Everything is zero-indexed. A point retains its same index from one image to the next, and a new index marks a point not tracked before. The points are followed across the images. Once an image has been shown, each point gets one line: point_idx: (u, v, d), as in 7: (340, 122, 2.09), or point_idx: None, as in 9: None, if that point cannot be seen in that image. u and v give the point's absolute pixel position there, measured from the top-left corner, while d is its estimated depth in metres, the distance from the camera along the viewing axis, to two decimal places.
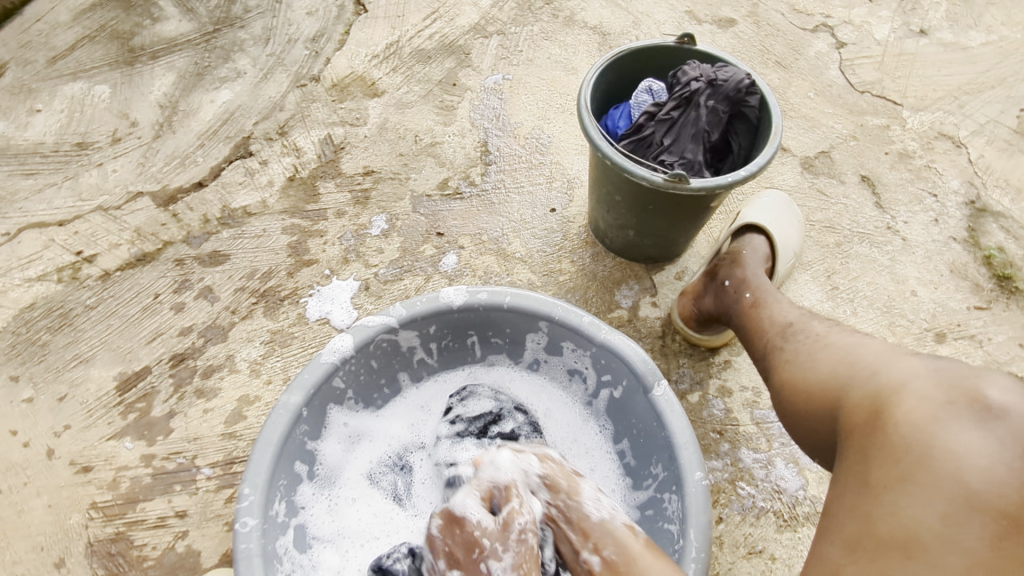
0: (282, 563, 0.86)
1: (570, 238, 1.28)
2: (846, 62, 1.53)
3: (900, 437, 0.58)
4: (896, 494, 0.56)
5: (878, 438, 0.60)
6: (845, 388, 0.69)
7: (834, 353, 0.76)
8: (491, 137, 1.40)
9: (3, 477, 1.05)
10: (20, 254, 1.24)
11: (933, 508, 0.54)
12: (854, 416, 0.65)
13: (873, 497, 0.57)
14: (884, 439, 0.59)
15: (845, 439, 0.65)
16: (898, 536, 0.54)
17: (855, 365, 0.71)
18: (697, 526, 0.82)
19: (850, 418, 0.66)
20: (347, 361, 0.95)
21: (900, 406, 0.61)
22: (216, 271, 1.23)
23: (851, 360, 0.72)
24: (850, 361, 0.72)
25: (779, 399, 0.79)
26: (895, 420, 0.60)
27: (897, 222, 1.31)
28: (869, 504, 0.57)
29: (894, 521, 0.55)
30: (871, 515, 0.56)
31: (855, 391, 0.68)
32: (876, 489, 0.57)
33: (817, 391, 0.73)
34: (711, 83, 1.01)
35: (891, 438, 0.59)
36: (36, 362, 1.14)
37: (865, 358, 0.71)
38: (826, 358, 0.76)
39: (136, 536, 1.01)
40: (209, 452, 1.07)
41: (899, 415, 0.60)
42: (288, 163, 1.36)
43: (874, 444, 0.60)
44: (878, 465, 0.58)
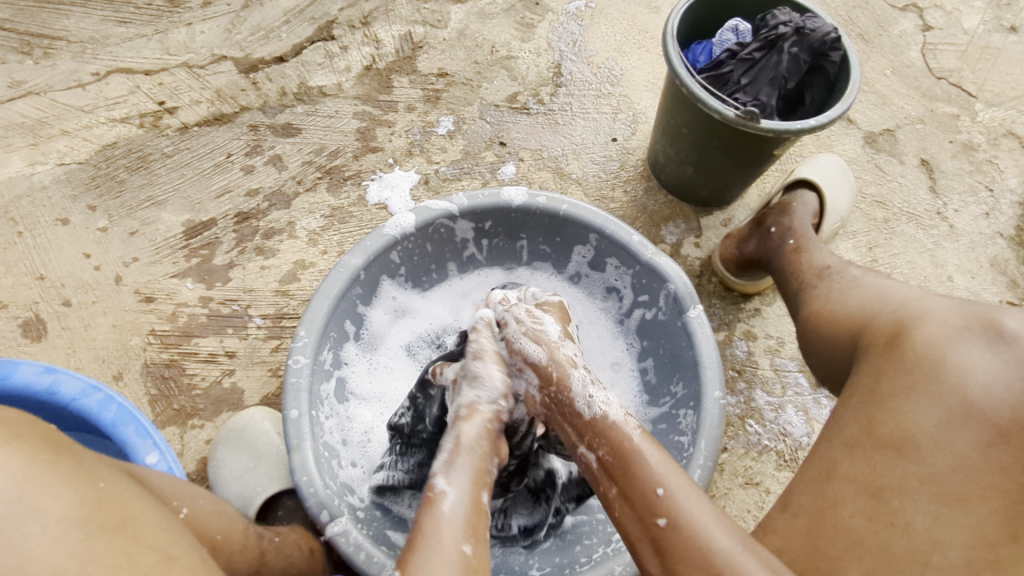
0: (323, 404, 0.93)
1: (626, 169, 1.32)
2: (928, 46, 1.50)
3: (915, 354, 0.63)
4: (899, 401, 0.61)
5: (895, 355, 0.65)
6: (871, 318, 0.74)
7: (863, 290, 0.80)
8: (566, 61, 1.41)
9: (75, 293, 1.13)
10: (107, 95, 1.30)
11: (932, 415, 0.59)
12: (874, 339, 0.70)
13: (878, 403, 0.62)
14: (901, 355, 0.64)
15: (861, 358, 0.69)
16: (895, 437, 0.59)
17: (882, 301, 0.76)
18: (707, 437, 0.88)
19: (870, 340, 0.71)
20: (406, 237, 1.01)
21: (919, 328, 0.65)
22: (287, 142, 1.29)
23: (879, 297, 0.77)
24: (878, 297, 0.77)
25: (805, 327, 0.84)
26: (913, 340, 0.64)
27: (947, 210, 1.32)
28: (875, 408, 0.62)
29: (894, 423, 0.60)
30: (875, 418, 0.61)
31: (879, 320, 0.72)
32: (883, 396, 0.62)
33: (843, 321, 0.78)
34: (799, 31, 1.03)
35: (906, 355, 0.64)
36: (113, 197, 1.22)
37: (892, 296, 0.76)
38: (855, 293, 0.81)
39: (188, 365, 1.10)
40: (261, 305, 1.15)
41: (917, 336, 0.65)
42: (367, 53, 1.38)
43: (889, 361, 0.65)
44: (891, 377, 0.63)
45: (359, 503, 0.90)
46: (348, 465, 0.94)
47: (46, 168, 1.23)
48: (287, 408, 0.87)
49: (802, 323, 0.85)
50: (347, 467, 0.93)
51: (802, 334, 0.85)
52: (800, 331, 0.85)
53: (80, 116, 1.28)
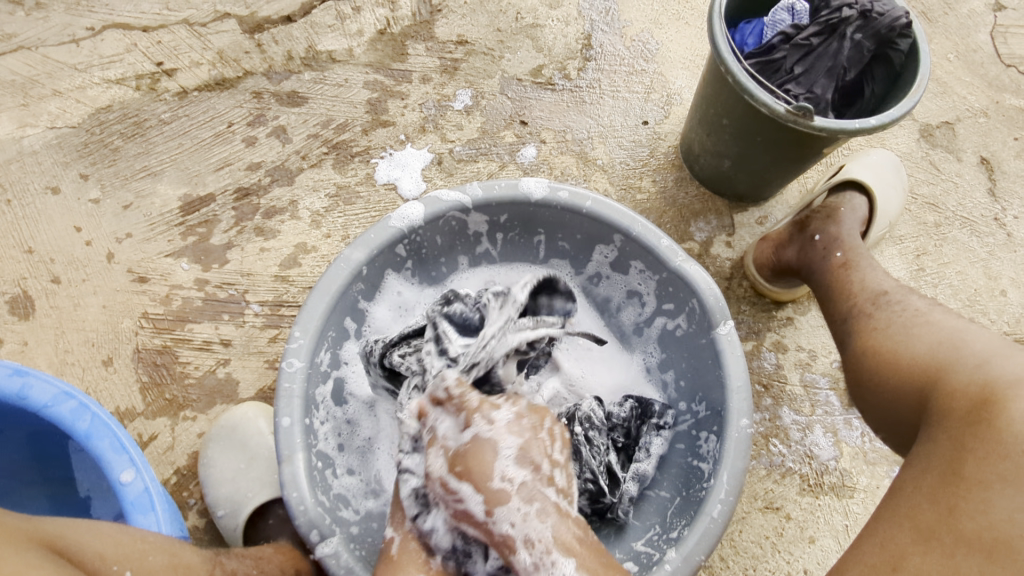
0: (318, 409, 0.87)
1: (656, 156, 1.22)
2: (999, 27, 1.35)
3: (1011, 435, 0.54)
4: (989, 493, 0.53)
5: (981, 430, 0.56)
6: (946, 367, 0.66)
7: (937, 334, 0.72)
8: (596, 32, 1.30)
9: (65, 269, 1.08)
10: (102, 52, 1.21)
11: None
12: (953, 402, 0.62)
13: (961, 490, 0.54)
14: (990, 433, 0.55)
15: (937, 423, 0.61)
16: (984, 538, 0.52)
17: (958, 350, 0.67)
18: (731, 469, 0.80)
19: (948, 403, 0.62)
20: (413, 230, 0.93)
21: (1015, 398, 0.56)
22: (292, 112, 1.20)
23: (955, 345, 0.68)
24: (953, 344, 0.69)
25: (867, 371, 0.76)
26: (1007, 414, 0.55)
27: (1006, 215, 1.21)
28: (958, 495, 0.54)
29: (983, 520, 0.52)
30: (956, 508, 0.54)
31: (958, 376, 0.64)
32: (966, 482, 0.54)
33: (911, 371, 0.70)
34: (865, 14, 0.91)
35: (999, 434, 0.54)
36: (106, 166, 1.14)
37: (974, 345, 0.67)
38: (927, 338, 0.72)
39: (181, 353, 1.04)
40: (259, 290, 1.08)
41: (1010, 412, 0.55)
42: (382, 15, 1.27)
43: (974, 437, 0.56)
44: (975, 459, 0.55)
45: (353, 516, 0.85)
46: (343, 474, 0.89)
47: (37, 131, 1.16)
48: (279, 416, 0.81)
49: (863, 363, 0.77)
50: (341, 476, 0.88)
51: (862, 377, 0.77)
52: (858, 371, 0.78)
53: (73, 75, 1.19)
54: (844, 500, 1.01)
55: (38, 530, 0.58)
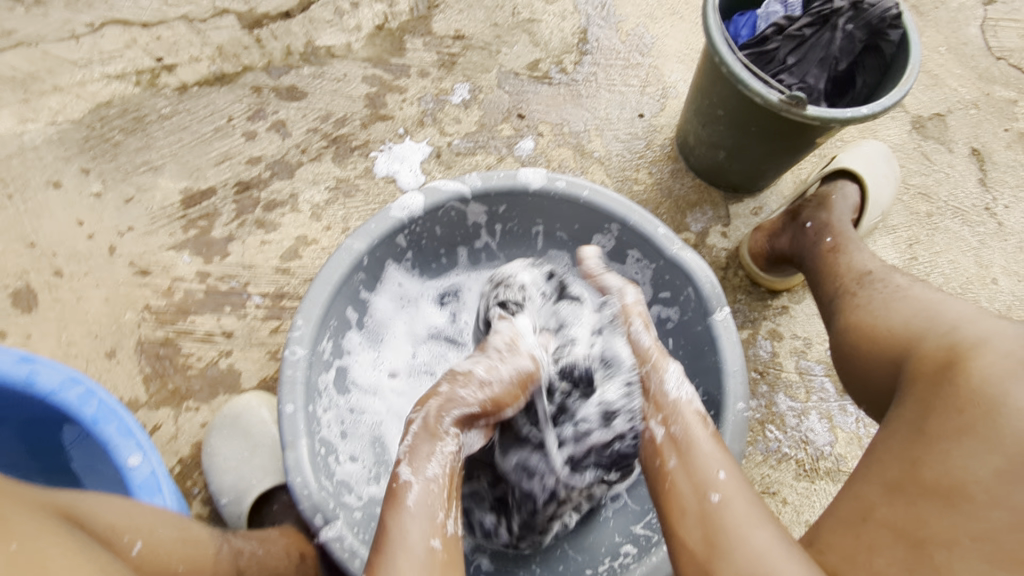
0: (321, 397, 0.88)
1: (652, 148, 1.23)
2: (989, 21, 1.38)
3: (969, 387, 0.53)
4: (949, 444, 0.51)
5: (944, 389, 0.55)
6: (918, 340, 0.67)
7: (914, 308, 0.72)
8: (592, 26, 1.31)
9: (67, 262, 1.09)
10: (102, 48, 1.22)
11: (989, 462, 0.49)
12: (923, 366, 0.62)
13: (924, 444, 0.53)
14: (953, 390, 0.54)
15: (907, 389, 0.61)
16: (941, 485, 0.51)
17: (932, 321, 0.68)
18: (728, 451, 0.81)
19: (918, 369, 0.62)
20: (413, 220, 0.94)
21: (976, 356, 0.55)
22: (292, 106, 1.21)
23: (930, 317, 0.69)
24: (929, 316, 0.69)
25: (850, 348, 0.77)
26: (967, 371, 0.55)
27: (996, 205, 1.23)
28: (920, 449, 0.53)
29: (941, 467, 0.51)
30: (919, 460, 0.53)
31: (928, 344, 0.64)
32: (930, 437, 0.53)
33: (889, 345, 0.71)
34: (856, 5, 0.94)
35: (960, 388, 0.54)
36: (107, 160, 1.15)
37: (947, 316, 0.67)
38: (904, 312, 0.73)
39: (184, 344, 1.05)
40: (261, 282, 1.09)
41: (972, 368, 0.54)
42: (380, 11, 1.29)
43: (937, 396, 0.55)
44: (939, 412, 0.54)
45: (356, 502, 0.86)
46: (345, 461, 0.90)
47: (38, 126, 1.16)
48: (282, 403, 0.82)
49: (847, 339, 0.78)
50: (344, 462, 0.89)
51: (848, 354, 0.77)
52: (843, 349, 0.78)
53: (72, 71, 1.20)
54: (839, 484, 1.02)
55: (52, 500, 0.59)
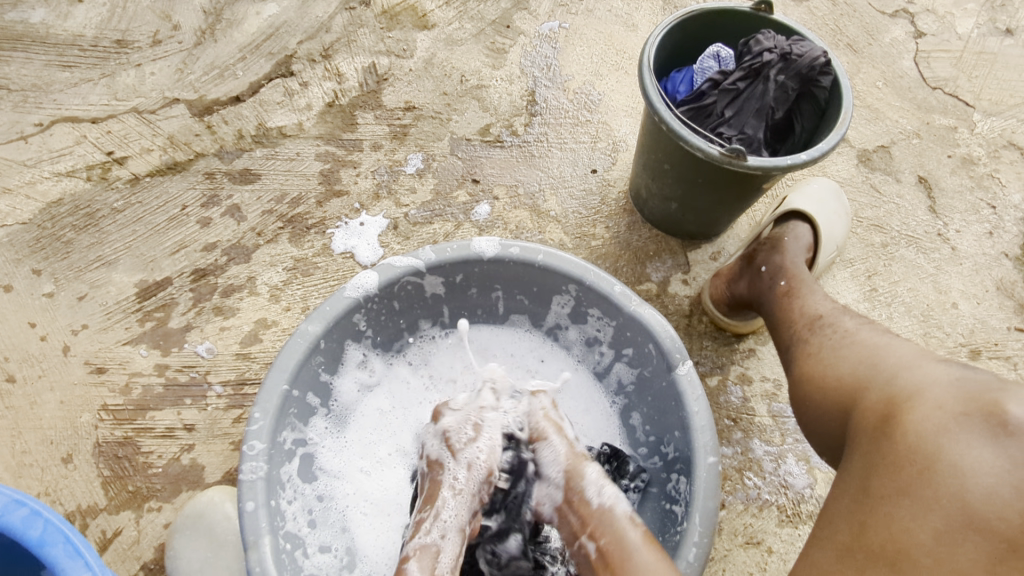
0: (284, 489, 0.85)
1: (607, 203, 1.24)
2: (921, 53, 1.43)
3: (907, 446, 0.56)
4: (892, 507, 0.54)
5: (884, 446, 0.58)
6: (864, 389, 0.68)
7: (859, 352, 0.74)
8: (540, 87, 1.34)
9: (20, 367, 1.06)
10: (52, 147, 1.23)
11: (928, 524, 0.52)
12: (867, 419, 0.64)
13: (870, 506, 0.56)
14: (891, 448, 0.57)
15: (852, 443, 0.64)
16: (887, 550, 0.53)
17: (877, 366, 0.70)
18: (701, 509, 0.80)
19: (863, 420, 0.65)
20: (370, 298, 0.93)
21: (913, 412, 0.59)
22: (246, 190, 1.21)
23: (874, 361, 0.71)
24: (873, 361, 0.71)
25: (802, 395, 0.77)
26: (905, 428, 0.58)
27: (948, 230, 1.25)
28: (865, 511, 0.56)
29: (886, 533, 0.54)
30: (865, 523, 0.55)
31: (872, 392, 0.67)
32: (874, 498, 0.56)
33: (835, 391, 0.72)
34: (785, 56, 0.96)
35: (897, 447, 0.57)
36: (59, 259, 1.14)
37: (890, 359, 0.70)
38: (850, 357, 0.74)
39: (143, 442, 1.02)
40: (221, 370, 1.07)
41: (908, 423, 0.58)
42: (329, 88, 1.31)
43: (878, 452, 0.59)
44: (881, 473, 0.57)
45: None
46: (315, 552, 0.86)
47: None
48: (242, 501, 0.79)
49: (798, 386, 0.79)
50: (313, 555, 0.85)
51: (798, 402, 0.78)
52: (795, 396, 0.79)
53: (22, 172, 1.20)
54: None
55: None
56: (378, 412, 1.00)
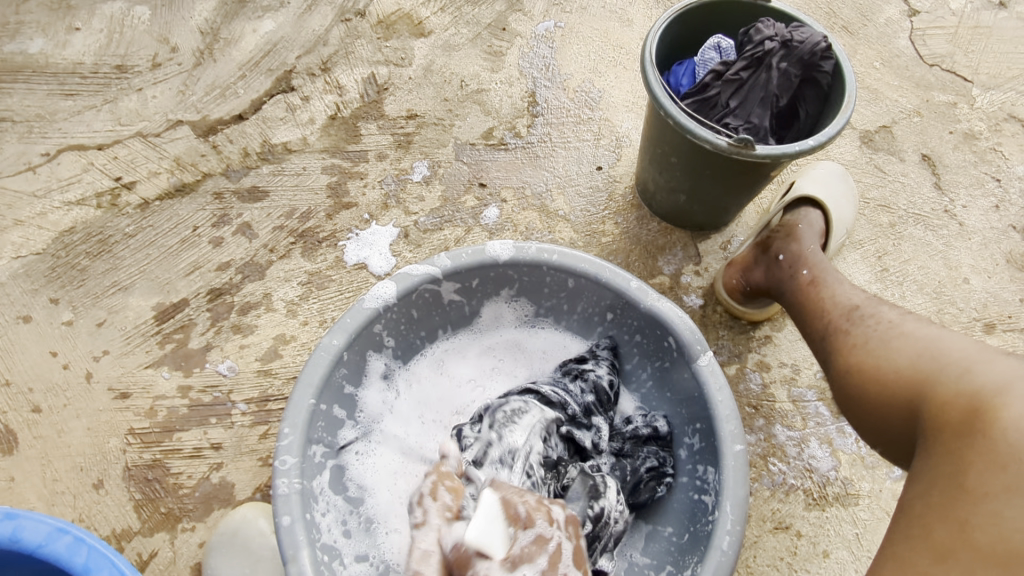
0: (317, 501, 0.86)
1: (614, 199, 1.25)
2: (917, 31, 1.43)
3: (1006, 443, 0.56)
4: (998, 505, 0.54)
5: (976, 441, 0.58)
6: (932, 382, 0.69)
7: (915, 344, 0.74)
8: (540, 88, 1.34)
9: (44, 397, 1.06)
10: (60, 176, 1.23)
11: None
12: (945, 414, 0.64)
13: (969, 505, 0.56)
14: (986, 443, 0.57)
15: (933, 438, 0.64)
16: (998, 551, 0.53)
17: (939, 360, 0.70)
18: (732, 497, 0.81)
19: (940, 415, 0.65)
20: (389, 308, 0.94)
21: (1005, 407, 0.58)
22: (255, 208, 1.22)
23: (935, 354, 0.71)
24: (933, 355, 0.72)
25: (853, 389, 0.78)
26: (1000, 424, 0.57)
27: (955, 206, 1.26)
28: (965, 509, 0.56)
29: (994, 532, 0.54)
30: (968, 521, 0.55)
31: (944, 386, 0.67)
32: (973, 496, 0.56)
33: (898, 386, 0.73)
34: (786, 44, 0.97)
35: (995, 444, 0.56)
36: (75, 287, 1.15)
37: (952, 353, 0.70)
38: (907, 350, 0.75)
39: (172, 464, 1.03)
40: (244, 388, 1.08)
41: (1003, 420, 0.57)
42: (331, 101, 1.31)
43: (970, 448, 0.58)
44: (980, 468, 0.56)
45: None
46: (351, 562, 0.87)
47: (2, 263, 1.16)
48: (279, 515, 0.80)
49: (847, 381, 0.79)
50: (350, 564, 0.86)
51: (850, 394, 0.78)
52: (844, 389, 0.79)
53: (32, 203, 1.21)
54: (850, 509, 1.01)
55: None
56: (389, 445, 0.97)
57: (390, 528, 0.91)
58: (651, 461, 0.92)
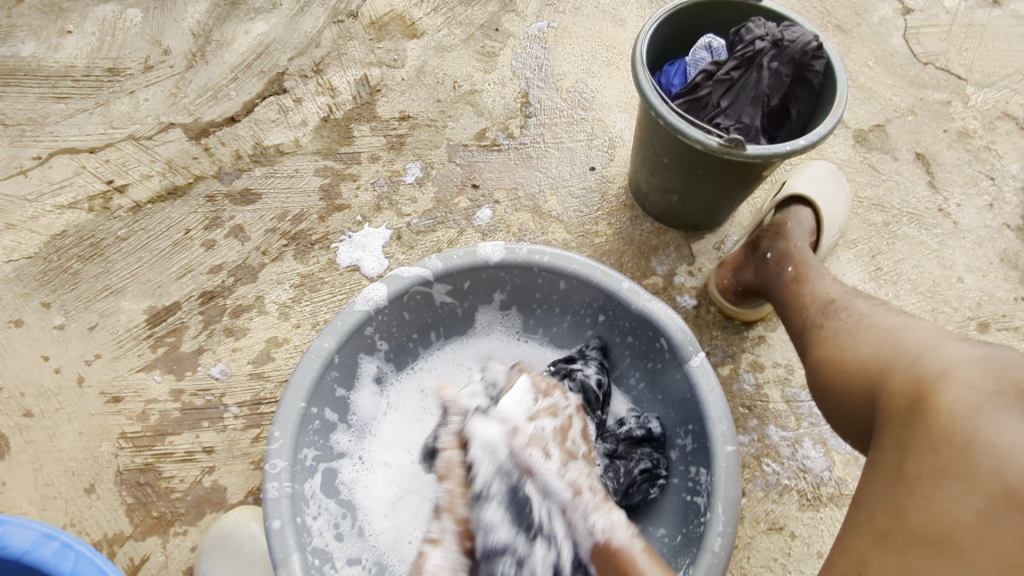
0: (309, 504, 0.85)
1: (608, 199, 1.25)
2: (911, 30, 1.43)
3: (943, 426, 0.55)
4: (930, 487, 0.53)
5: (917, 426, 0.58)
6: (888, 371, 0.68)
7: (879, 335, 0.74)
8: (533, 89, 1.34)
9: (36, 402, 1.06)
10: (51, 179, 1.23)
11: (971, 505, 0.51)
12: (895, 401, 0.64)
13: (906, 488, 0.55)
14: (925, 427, 0.57)
15: (883, 426, 0.63)
16: (929, 531, 0.52)
17: (898, 349, 0.70)
18: (724, 498, 0.80)
19: (890, 403, 0.64)
20: (380, 310, 0.93)
21: (943, 393, 0.58)
22: (247, 210, 1.21)
23: (895, 344, 0.71)
24: (894, 344, 0.71)
25: (822, 382, 0.78)
26: (938, 409, 0.57)
27: (949, 205, 1.26)
28: (902, 493, 0.55)
29: (926, 514, 0.52)
30: (903, 505, 0.54)
31: (898, 374, 0.66)
32: (910, 480, 0.55)
33: (859, 376, 0.72)
34: (777, 43, 0.97)
35: (933, 428, 0.56)
36: (67, 290, 1.14)
37: (910, 342, 0.70)
38: (871, 341, 0.75)
39: (164, 468, 1.03)
40: (236, 391, 1.08)
41: (942, 405, 0.57)
42: (323, 103, 1.31)
43: (911, 434, 0.58)
44: (917, 453, 0.56)
45: None
46: (344, 565, 0.86)
47: None
48: (269, 519, 0.80)
49: (817, 375, 0.79)
50: (342, 567, 0.86)
51: (820, 388, 0.78)
52: (815, 384, 0.79)
53: (24, 207, 1.21)
54: (844, 509, 1.01)
55: None
56: (385, 465, 0.97)
57: (400, 554, 0.90)
58: (643, 464, 0.91)
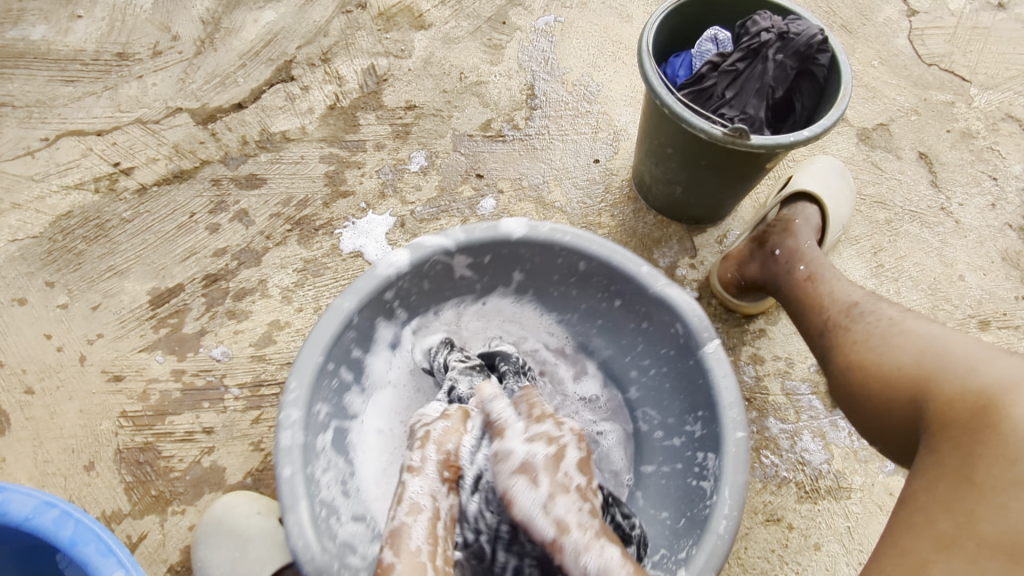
0: (319, 457, 0.85)
1: (611, 191, 1.25)
2: (916, 31, 1.44)
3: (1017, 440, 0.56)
4: (1006, 497, 0.54)
5: (986, 437, 0.58)
6: (935, 380, 0.69)
7: (917, 343, 0.75)
8: (538, 81, 1.35)
9: (38, 379, 1.07)
10: (58, 160, 1.24)
11: None
12: (952, 409, 0.64)
13: (977, 496, 0.55)
14: (996, 439, 0.57)
15: (940, 433, 0.63)
16: (1004, 540, 0.53)
17: (943, 358, 0.70)
18: (732, 483, 0.81)
19: (944, 411, 0.65)
20: (402, 277, 0.92)
21: (1013, 406, 0.58)
22: (252, 195, 1.22)
23: (939, 352, 0.71)
24: (937, 353, 0.72)
25: (855, 384, 0.78)
26: (1008, 422, 0.57)
27: (951, 204, 1.26)
28: (973, 500, 0.55)
29: (1001, 523, 0.53)
30: (974, 513, 0.55)
31: (949, 383, 0.67)
32: (980, 488, 0.55)
33: (902, 383, 0.73)
34: (783, 36, 0.97)
35: (1005, 440, 0.56)
36: (71, 270, 1.15)
37: (956, 351, 0.70)
38: (909, 348, 0.75)
39: (164, 447, 1.03)
40: (237, 373, 1.08)
41: (1011, 418, 0.57)
42: (330, 91, 1.32)
43: (979, 443, 0.58)
44: (988, 463, 0.56)
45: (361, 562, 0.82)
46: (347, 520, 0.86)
47: None
48: (280, 466, 0.79)
49: (848, 376, 0.80)
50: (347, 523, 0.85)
51: (850, 390, 0.79)
52: (844, 385, 0.80)
53: (30, 187, 1.21)
54: (842, 503, 1.01)
55: None
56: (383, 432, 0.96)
57: None
58: None
